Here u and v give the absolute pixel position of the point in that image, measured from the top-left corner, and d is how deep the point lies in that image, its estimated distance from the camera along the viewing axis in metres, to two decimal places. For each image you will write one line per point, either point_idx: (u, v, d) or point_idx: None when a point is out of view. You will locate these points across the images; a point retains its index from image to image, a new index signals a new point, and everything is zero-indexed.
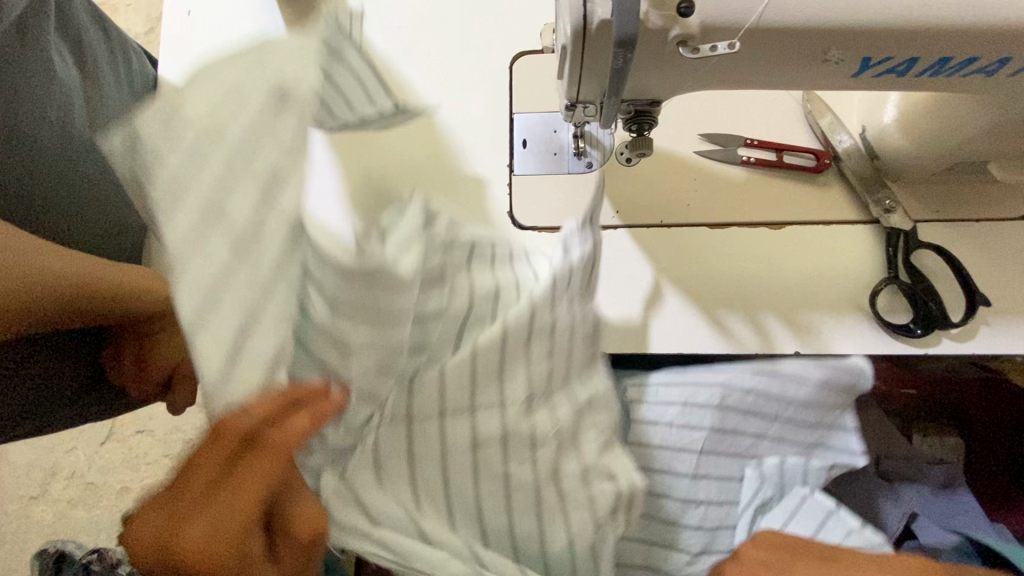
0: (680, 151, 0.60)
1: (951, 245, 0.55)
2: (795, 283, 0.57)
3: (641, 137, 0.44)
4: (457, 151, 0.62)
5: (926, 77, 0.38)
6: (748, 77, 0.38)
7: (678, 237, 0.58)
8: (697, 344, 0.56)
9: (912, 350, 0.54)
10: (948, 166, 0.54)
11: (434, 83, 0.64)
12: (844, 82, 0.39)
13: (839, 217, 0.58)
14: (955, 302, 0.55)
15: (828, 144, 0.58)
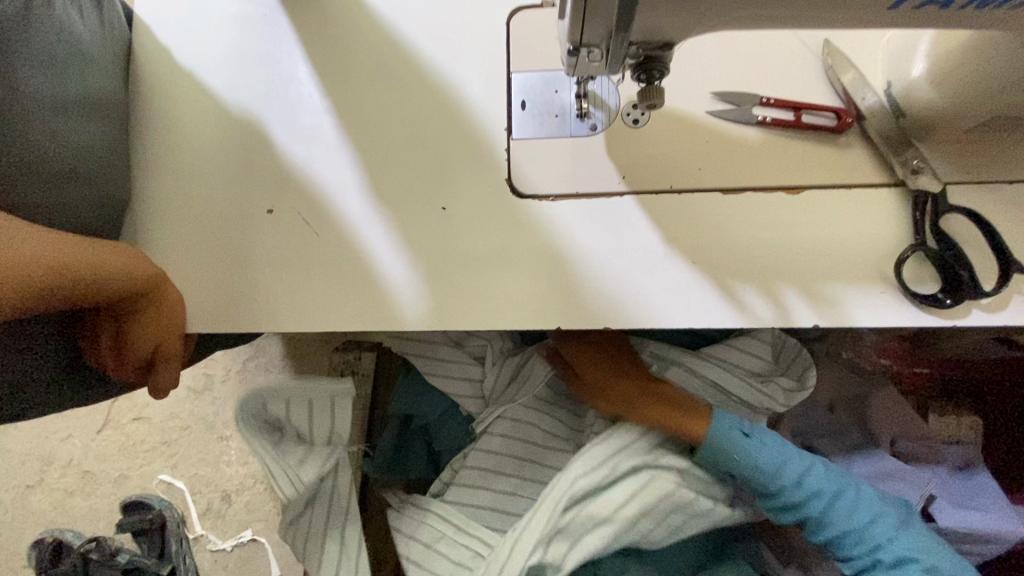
0: (691, 111, 0.56)
1: (984, 208, 0.51)
2: (814, 251, 0.53)
3: (651, 87, 0.40)
4: (456, 113, 0.59)
5: (973, 8, 0.34)
6: (770, 9, 0.34)
7: (690, 204, 0.54)
8: (710, 318, 0.53)
9: (939, 321, 0.51)
10: (982, 121, 0.49)
11: (428, 40, 0.60)
12: (878, 15, 0.35)
13: (863, 180, 0.54)
14: (987, 270, 0.51)
15: (850, 102, 0.54)
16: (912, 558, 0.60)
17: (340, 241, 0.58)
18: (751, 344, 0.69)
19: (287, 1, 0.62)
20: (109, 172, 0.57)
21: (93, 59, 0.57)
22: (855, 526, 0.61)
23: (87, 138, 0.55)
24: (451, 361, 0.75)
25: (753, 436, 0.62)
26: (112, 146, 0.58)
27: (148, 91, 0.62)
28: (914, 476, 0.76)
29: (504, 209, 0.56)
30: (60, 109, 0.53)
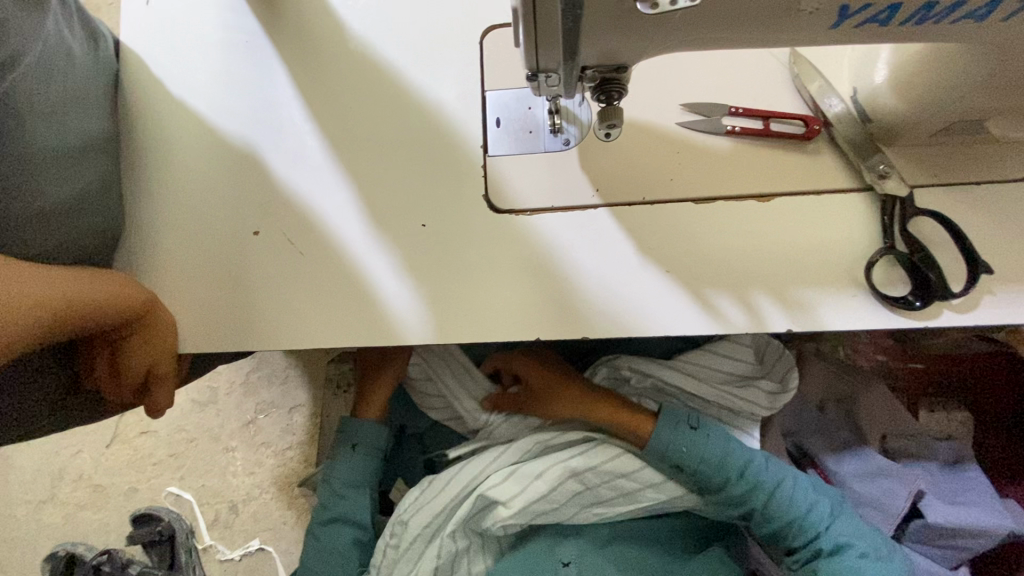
0: (661, 123, 0.57)
1: (951, 211, 0.52)
2: (785, 257, 0.54)
3: (610, 108, 0.41)
4: (431, 130, 0.60)
5: (912, 25, 0.34)
6: (717, 33, 0.35)
7: (662, 214, 0.55)
8: (684, 325, 0.54)
9: (910, 323, 0.52)
10: (945, 126, 0.50)
11: (403, 61, 0.62)
12: (822, 36, 0.35)
13: (832, 186, 0.55)
14: (956, 271, 0.52)
15: (818, 109, 0.55)
16: (844, 545, 0.64)
17: (326, 259, 0.59)
18: (732, 352, 0.71)
19: (268, 28, 0.63)
20: (105, 213, 0.59)
21: (89, 100, 0.59)
22: (797, 513, 0.65)
23: (85, 181, 0.57)
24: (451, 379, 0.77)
25: (701, 428, 0.66)
26: (107, 187, 0.59)
27: (136, 120, 0.64)
28: (904, 472, 0.76)
29: (481, 223, 0.58)
30: (63, 155, 0.55)
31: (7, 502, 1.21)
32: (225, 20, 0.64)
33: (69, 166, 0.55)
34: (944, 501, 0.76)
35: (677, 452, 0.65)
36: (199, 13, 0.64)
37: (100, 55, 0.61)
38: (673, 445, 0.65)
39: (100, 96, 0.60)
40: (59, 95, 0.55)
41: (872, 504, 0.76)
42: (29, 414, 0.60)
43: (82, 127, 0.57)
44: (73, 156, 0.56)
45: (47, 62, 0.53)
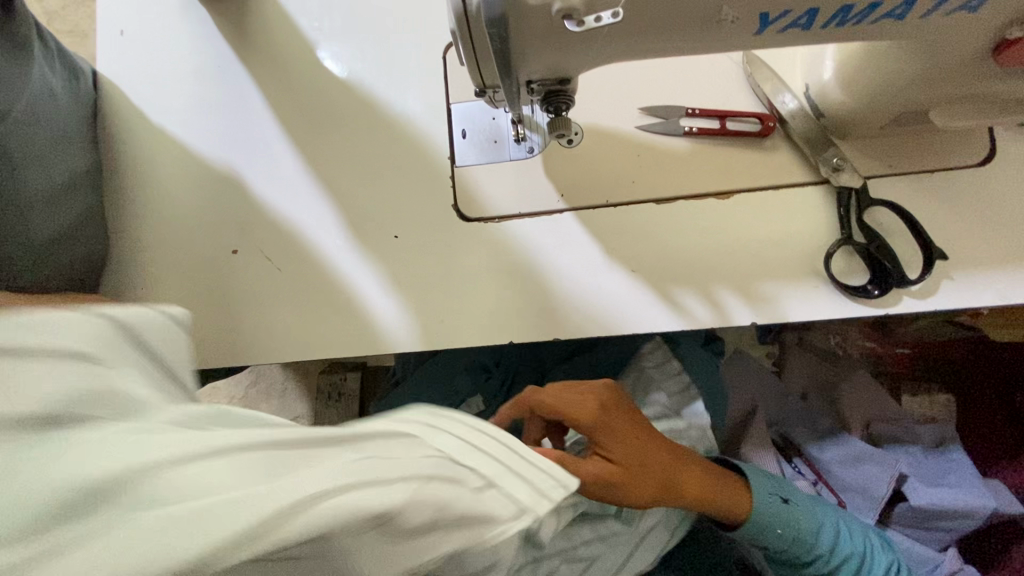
0: (621, 127, 0.59)
1: (905, 200, 0.54)
2: (746, 253, 0.55)
3: (559, 118, 0.42)
4: (400, 143, 0.62)
5: (833, 28, 0.36)
6: (646, 45, 0.36)
7: (626, 216, 0.57)
8: (648, 321, 0.55)
9: (871, 311, 0.53)
10: (892, 118, 0.52)
11: (371, 78, 0.64)
12: (750, 42, 0.37)
13: (790, 181, 0.56)
14: (913, 259, 0.53)
15: (772, 107, 0.57)
16: None
17: (303, 274, 0.61)
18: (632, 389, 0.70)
19: (238, 52, 0.65)
20: (93, 245, 0.61)
21: (71, 138, 0.60)
22: None
23: (71, 217, 0.59)
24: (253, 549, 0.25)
25: (792, 501, 0.61)
26: (92, 221, 0.62)
27: (115, 148, 0.65)
28: (885, 457, 0.77)
29: (450, 233, 0.60)
30: (53, 196, 0.57)
31: None
32: (197, 47, 0.65)
33: (56, 206, 0.57)
34: (926, 483, 0.77)
35: (774, 528, 0.59)
36: (170, 41, 0.66)
37: (79, 90, 0.63)
38: (772, 521, 0.59)
39: (80, 134, 0.62)
40: (44, 139, 0.57)
41: (857, 490, 0.76)
42: None
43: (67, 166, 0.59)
44: (61, 196, 0.58)
45: (36, 109, 0.55)
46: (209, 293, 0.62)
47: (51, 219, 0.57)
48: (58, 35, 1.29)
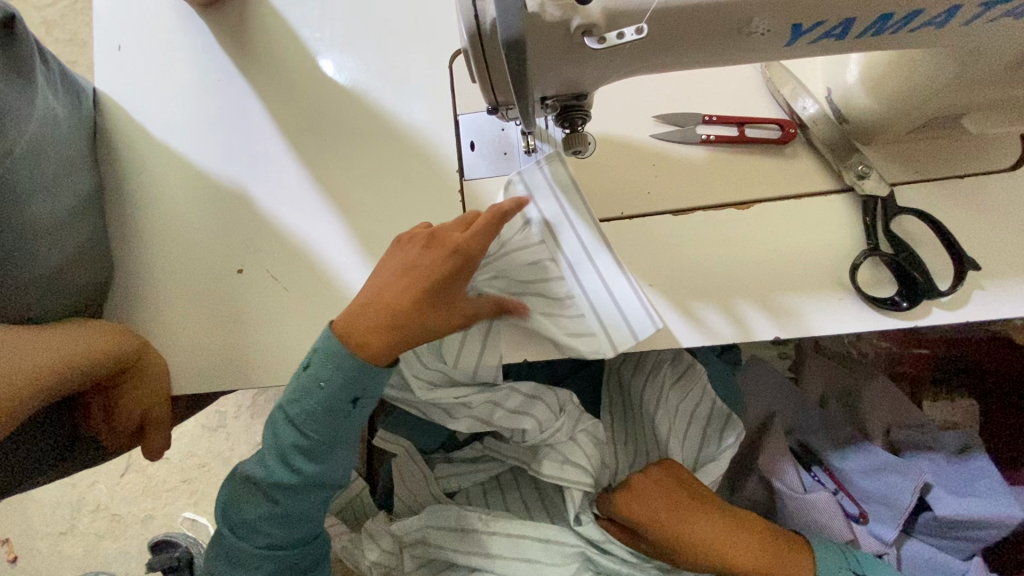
0: (635, 136, 0.57)
1: (934, 207, 0.51)
2: (767, 266, 0.53)
3: (574, 134, 0.40)
4: (407, 152, 0.60)
5: (869, 36, 0.34)
6: (670, 59, 0.34)
7: (643, 229, 0.55)
8: (668, 337, 0.53)
9: (899, 324, 0.51)
10: (921, 123, 0.49)
11: (377, 86, 0.62)
12: (779, 54, 0.35)
13: (811, 189, 0.54)
14: (943, 269, 0.51)
15: (793, 113, 0.55)
16: None
17: (310, 292, 0.59)
18: (639, 382, 0.69)
19: (239, 64, 0.63)
20: (102, 268, 0.60)
21: (75, 160, 0.59)
22: None
23: (79, 240, 0.58)
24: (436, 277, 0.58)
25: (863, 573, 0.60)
26: (101, 243, 0.60)
27: (114, 164, 0.63)
28: (909, 467, 0.75)
29: None
30: (58, 223, 0.56)
31: (28, 537, 1.22)
32: (197, 59, 0.64)
33: (65, 233, 0.56)
34: (951, 493, 0.75)
35: None
36: (170, 54, 0.64)
37: (81, 108, 0.62)
38: None
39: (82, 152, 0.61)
40: (49, 163, 0.55)
41: (880, 500, 0.75)
42: (35, 468, 0.61)
43: (72, 188, 0.58)
44: (69, 221, 0.57)
45: (38, 132, 0.54)
46: (213, 311, 0.60)
47: (58, 246, 0.56)
48: (56, 43, 1.28)
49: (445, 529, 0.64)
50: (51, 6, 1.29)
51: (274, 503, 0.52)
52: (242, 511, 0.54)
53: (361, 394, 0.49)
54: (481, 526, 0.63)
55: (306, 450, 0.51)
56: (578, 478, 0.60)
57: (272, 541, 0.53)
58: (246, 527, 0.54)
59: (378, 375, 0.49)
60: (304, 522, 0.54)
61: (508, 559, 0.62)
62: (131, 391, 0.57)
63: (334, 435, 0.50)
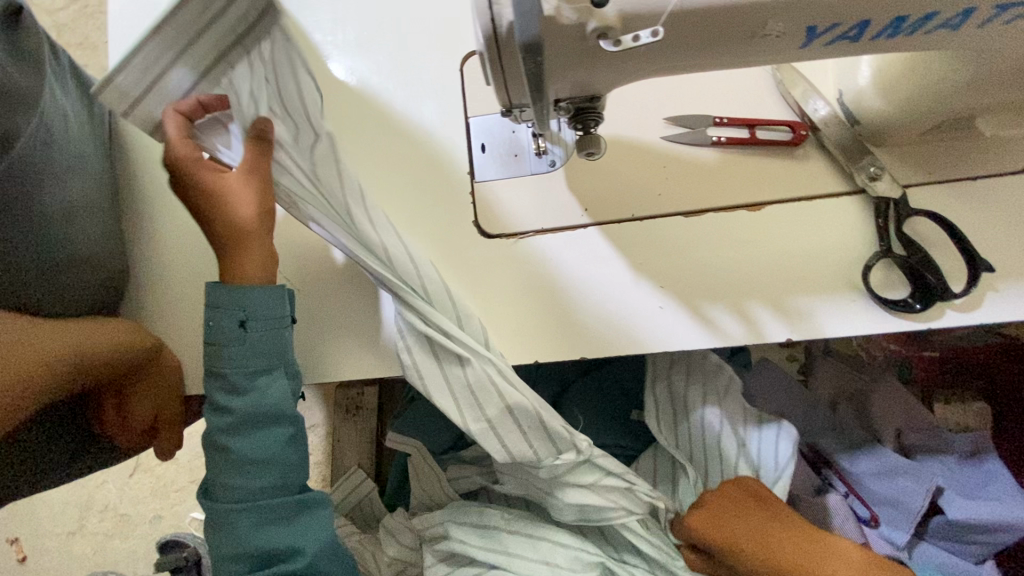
0: (646, 138, 0.57)
1: (947, 209, 0.51)
2: (779, 267, 0.53)
3: (587, 136, 0.40)
4: (418, 152, 0.60)
5: (883, 39, 0.34)
6: (685, 61, 0.34)
7: (654, 231, 0.55)
8: (679, 338, 0.54)
9: (911, 325, 0.51)
10: (934, 125, 0.49)
11: (389, 89, 0.62)
12: (794, 56, 0.35)
13: (823, 191, 0.54)
14: (956, 271, 0.51)
15: (804, 115, 0.55)
16: None
17: (325, 292, 0.60)
18: (695, 390, 0.67)
19: None
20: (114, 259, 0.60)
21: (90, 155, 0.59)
22: None
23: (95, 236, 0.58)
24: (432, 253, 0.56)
25: None
26: (114, 236, 0.61)
27: (129, 165, 0.64)
28: (919, 469, 0.74)
29: (474, 248, 0.58)
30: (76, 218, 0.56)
31: (38, 536, 1.23)
32: None
33: (82, 227, 0.56)
34: (963, 496, 0.74)
35: None
36: None
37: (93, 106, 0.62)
38: None
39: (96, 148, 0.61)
40: (63, 161, 0.55)
41: (890, 504, 0.74)
42: (51, 466, 0.62)
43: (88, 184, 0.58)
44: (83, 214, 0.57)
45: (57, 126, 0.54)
46: None
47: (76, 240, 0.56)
48: (68, 48, 1.29)
49: (466, 526, 0.65)
50: (62, 11, 1.31)
51: (226, 444, 0.54)
52: (212, 473, 0.55)
53: (245, 316, 0.53)
54: (501, 525, 0.64)
55: (230, 388, 0.54)
56: (605, 516, 0.59)
57: (244, 491, 0.54)
58: (219, 486, 0.55)
59: (255, 297, 0.53)
60: (262, 464, 0.54)
61: (527, 561, 0.62)
62: (144, 389, 0.58)
63: (249, 364, 0.53)
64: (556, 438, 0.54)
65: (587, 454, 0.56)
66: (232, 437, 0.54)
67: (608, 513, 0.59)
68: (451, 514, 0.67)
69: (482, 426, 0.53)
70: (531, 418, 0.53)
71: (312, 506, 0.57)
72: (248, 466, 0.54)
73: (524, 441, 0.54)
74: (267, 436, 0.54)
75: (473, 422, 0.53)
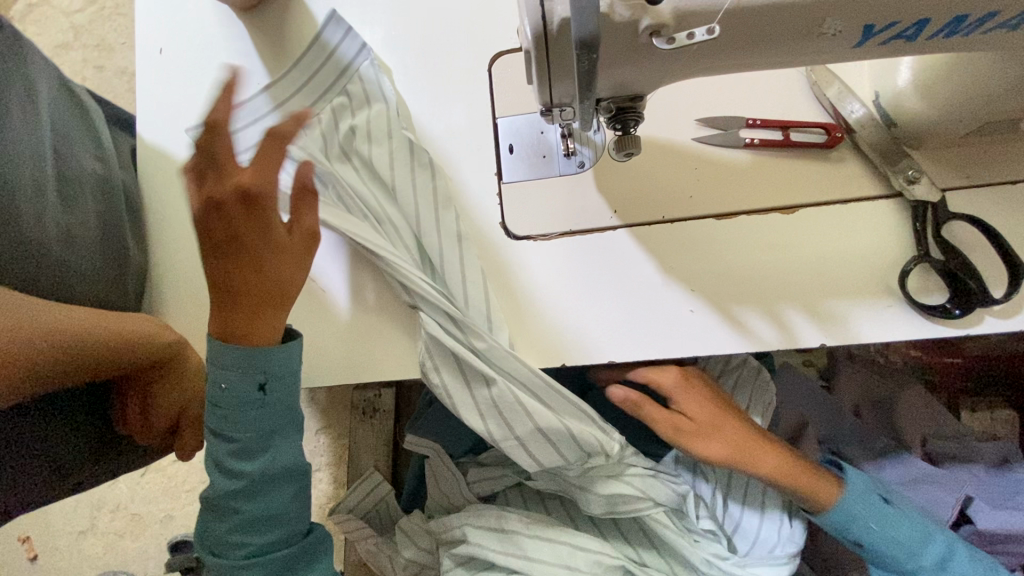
0: (677, 139, 0.56)
1: (986, 213, 0.50)
2: (813, 271, 0.52)
3: (627, 136, 0.39)
4: (444, 152, 0.59)
5: (940, 39, 0.33)
6: (737, 59, 0.34)
7: (684, 233, 0.54)
8: (711, 343, 0.53)
9: (949, 331, 0.50)
10: (974, 127, 0.49)
11: (413, 87, 0.61)
12: (846, 55, 0.34)
13: (859, 194, 0.53)
14: (996, 276, 0.50)
15: (839, 116, 0.54)
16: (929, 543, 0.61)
17: (346, 297, 0.58)
18: (740, 398, 0.67)
19: (276, 67, 0.64)
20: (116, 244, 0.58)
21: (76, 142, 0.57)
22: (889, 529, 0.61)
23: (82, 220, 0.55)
24: (456, 269, 0.56)
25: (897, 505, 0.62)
26: (117, 218, 0.58)
27: (149, 162, 0.63)
28: (947, 478, 0.73)
29: (503, 249, 0.57)
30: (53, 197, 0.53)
31: (50, 535, 1.23)
32: (235, 62, 0.64)
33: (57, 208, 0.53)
34: (993, 505, 0.73)
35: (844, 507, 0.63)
36: (209, 58, 0.65)
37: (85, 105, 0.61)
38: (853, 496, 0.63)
39: (90, 139, 0.59)
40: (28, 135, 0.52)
41: None
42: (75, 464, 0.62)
43: (75, 168, 0.56)
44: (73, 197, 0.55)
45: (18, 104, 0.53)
46: None
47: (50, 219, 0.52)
48: (84, 48, 1.30)
49: (485, 529, 0.64)
50: (79, 12, 1.32)
51: (233, 506, 0.52)
52: (211, 531, 0.53)
53: (265, 379, 0.49)
54: (521, 528, 0.63)
55: (241, 452, 0.51)
56: (630, 509, 0.60)
57: (252, 547, 0.53)
58: (219, 544, 0.53)
59: (281, 360, 0.50)
60: (269, 526, 0.53)
61: (549, 565, 0.61)
62: (166, 386, 0.57)
63: (263, 427, 0.51)
64: (585, 441, 0.54)
65: (618, 455, 0.57)
66: (238, 501, 0.52)
67: (635, 507, 0.59)
68: (467, 516, 0.66)
69: (507, 434, 0.54)
70: (560, 434, 0.54)
71: (319, 541, 0.58)
72: (258, 524, 0.52)
73: (549, 446, 0.54)
74: (275, 498, 0.53)
75: (501, 438, 0.54)
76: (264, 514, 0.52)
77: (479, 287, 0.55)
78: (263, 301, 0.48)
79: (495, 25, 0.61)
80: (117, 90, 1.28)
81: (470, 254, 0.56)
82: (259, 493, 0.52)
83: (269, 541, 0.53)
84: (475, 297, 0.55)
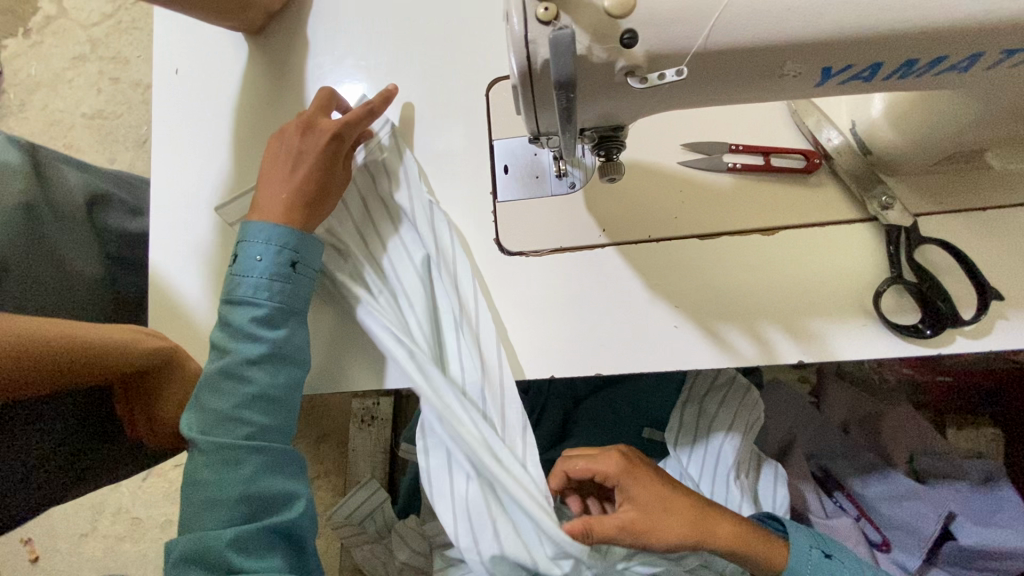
0: (663, 163, 0.59)
1: (957, 238, 0.53)
2: (791, 289, 0.55)
3: (610, 162, 0.42)
4: (443, 172, 0.62)
5: (896, 79, 0.36)
6: (708, 94, 0.37)
7: (669, 252, 0.57)
8: (693, 358, 0.55)
9: (922, 351, 0.52)
10: (943, 157, 0.51)
11: (415, 108, 0.64)
12: (809, 93, 0.37)
13: (837, 218, 0.56)
14: (967, 298, 0.52)
15: (817, 143, 0.57)
16: None
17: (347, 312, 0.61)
18: (723, 417, 0.68)
19: (286, 89, 0.67)
20: (57, 272, 0.66)
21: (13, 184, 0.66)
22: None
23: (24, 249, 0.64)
24: (463, 361, 0.57)
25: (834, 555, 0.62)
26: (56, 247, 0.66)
27: (161, 175, 0.67)
28: (930, 494, 0.74)
29: (498, 266, 0.59)
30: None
31: (51, 537, 1.25)
32: (246, 83, 0.68)
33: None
34: (975, 521, 0.74)
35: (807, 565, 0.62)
36: (222, 80, 0.68)
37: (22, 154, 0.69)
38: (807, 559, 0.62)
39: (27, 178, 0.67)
40: None
41: (902, 528, 0.75)
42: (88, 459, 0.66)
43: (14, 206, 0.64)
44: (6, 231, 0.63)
45: None
46: None
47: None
48: (101, 61, 1.35)
49: None
50: (97, 25, 1.36)
51: (245, 371, 0.52)
52: (209, 405, 0.52)
53: (297, 257, 0.54)
54: None
55: (264, 319, 0.53)
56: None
57: (252, 428, 0.52)
58: (214, 421, 0.51)
59: (308, 242, 0.55)
60: (270, 410, 0.53)
61: None
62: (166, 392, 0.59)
63: (292, 302, 0.54)
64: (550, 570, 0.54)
65: None
66: (251, 368, 0.52)
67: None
68: None
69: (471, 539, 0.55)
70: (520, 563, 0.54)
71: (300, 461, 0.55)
72: (259, 401, 0.52)
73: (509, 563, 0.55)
74: (282, 378, 0.53)
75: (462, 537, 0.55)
76: (272, 395, 0.53)
77: (481, 386, 0.56)
78: (319, 202, 0.56)
79: (493, 52, 0.64)
80: (132, 101, 1.32)
81: (482, 357, 0.57)
82: (267, 365, 0.53)
83: (267, 433, 0.53)
84: (475, 397, 0.56)
